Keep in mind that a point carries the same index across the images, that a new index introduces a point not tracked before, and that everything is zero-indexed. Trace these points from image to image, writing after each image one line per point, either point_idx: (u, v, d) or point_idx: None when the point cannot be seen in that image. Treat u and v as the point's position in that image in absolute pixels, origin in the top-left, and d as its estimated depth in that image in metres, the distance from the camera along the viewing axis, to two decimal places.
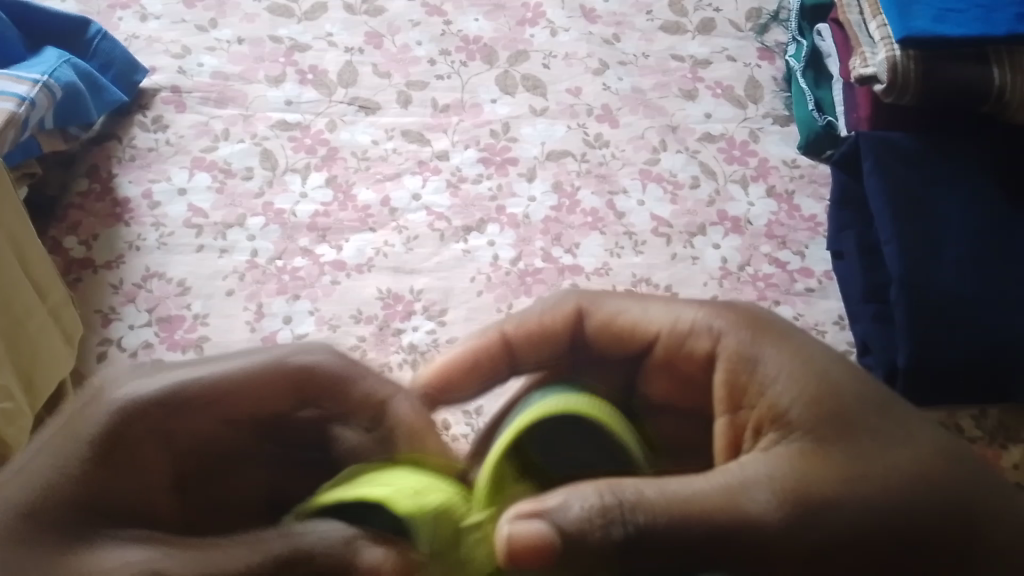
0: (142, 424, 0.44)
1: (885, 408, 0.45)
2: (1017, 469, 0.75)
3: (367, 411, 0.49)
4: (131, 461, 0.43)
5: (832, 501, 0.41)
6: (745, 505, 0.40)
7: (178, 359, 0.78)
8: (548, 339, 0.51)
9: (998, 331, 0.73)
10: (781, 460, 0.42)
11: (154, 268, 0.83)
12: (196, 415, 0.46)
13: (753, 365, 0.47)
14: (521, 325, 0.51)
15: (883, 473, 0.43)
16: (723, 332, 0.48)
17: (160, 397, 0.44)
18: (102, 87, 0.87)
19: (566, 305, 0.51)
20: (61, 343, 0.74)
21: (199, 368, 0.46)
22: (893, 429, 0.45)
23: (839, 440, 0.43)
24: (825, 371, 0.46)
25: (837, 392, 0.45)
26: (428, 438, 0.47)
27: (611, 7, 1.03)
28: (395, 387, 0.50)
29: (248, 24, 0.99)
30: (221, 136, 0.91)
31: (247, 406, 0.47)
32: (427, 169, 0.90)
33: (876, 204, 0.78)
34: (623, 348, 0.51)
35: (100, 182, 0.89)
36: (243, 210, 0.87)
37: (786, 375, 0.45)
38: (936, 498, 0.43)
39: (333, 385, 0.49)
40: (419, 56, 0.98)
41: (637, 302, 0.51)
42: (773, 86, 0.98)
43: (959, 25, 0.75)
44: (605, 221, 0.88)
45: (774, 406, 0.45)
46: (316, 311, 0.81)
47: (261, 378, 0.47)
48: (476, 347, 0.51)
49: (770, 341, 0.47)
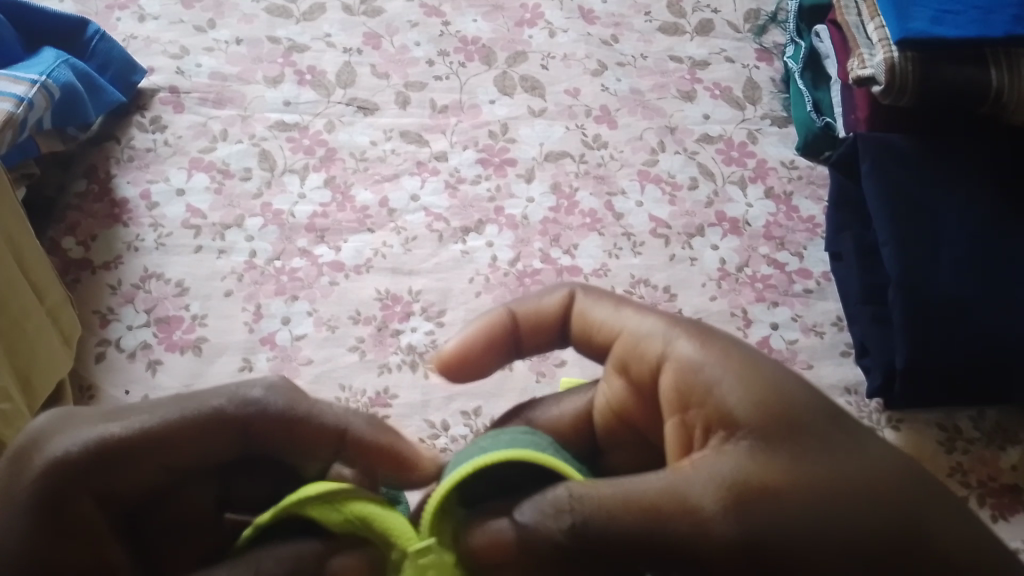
0: (79, 486, 0.41)
1: (844, 414, 0.40)
2: (1015, 470, 0.75)
3: (325, 445, 0.45)
4: (76, 528, 0.41)
5: (776, 510, 0.37)
6: (683, 506, 0.37)
7: (176, 360, 0.78)
8: (545, 326, 0.47)
9: (996, 332, 0.73)
10: (723, 466, 0.38)
11: (152, 269, 0.83)
12: (131, 471, 0.42)
13: (701, 367, 0.41)
14: (524, 308, 0.47)
15: (842, 480, 0.37)
16: (675, 329, 0.43)
17: (93, 454, 0.42)
18: (99, 88, 0.87)
19: (561, 291, 0.47)
20: (59, 343, 0.74)
21: (124, 420, 0.43)
22: (854, 435, 0.39)
23: (791, 443, 0.38)
24: (777, 370, 0.40)
25: (789, 391, 0.40)
26: (404, 447, 0.45)
27: (609, 8, 1.03)
28: (351, 417, 0.45)
29: (246, 25, 0.99)
30: (219, 137, 0.91)
31: (185, 458, 0.44)
32: (426, 170, 0.90)
33: (873, 205, 0.79)
34: (593, 346, 0.46)
35: (97, 183, 0.89)
36: (241, 211, 0.87)
37: (741, 372, 0.40)
38: (905, 507, 0.37)
39: (279, 427, 0.44)
40: (418, 57, 0.98)
41: (616, 300, 0.46)
42: (772, 88, 0.98)
43: (956, 27, 0.75)
44: (604, 222, 0.88)
45: (721, 407, 0.40)
46: (314, 312, 0.81)
47: (200, 427, 0.43)
48: (479, 324, 0.46)
49: (719, 340, 0.42)
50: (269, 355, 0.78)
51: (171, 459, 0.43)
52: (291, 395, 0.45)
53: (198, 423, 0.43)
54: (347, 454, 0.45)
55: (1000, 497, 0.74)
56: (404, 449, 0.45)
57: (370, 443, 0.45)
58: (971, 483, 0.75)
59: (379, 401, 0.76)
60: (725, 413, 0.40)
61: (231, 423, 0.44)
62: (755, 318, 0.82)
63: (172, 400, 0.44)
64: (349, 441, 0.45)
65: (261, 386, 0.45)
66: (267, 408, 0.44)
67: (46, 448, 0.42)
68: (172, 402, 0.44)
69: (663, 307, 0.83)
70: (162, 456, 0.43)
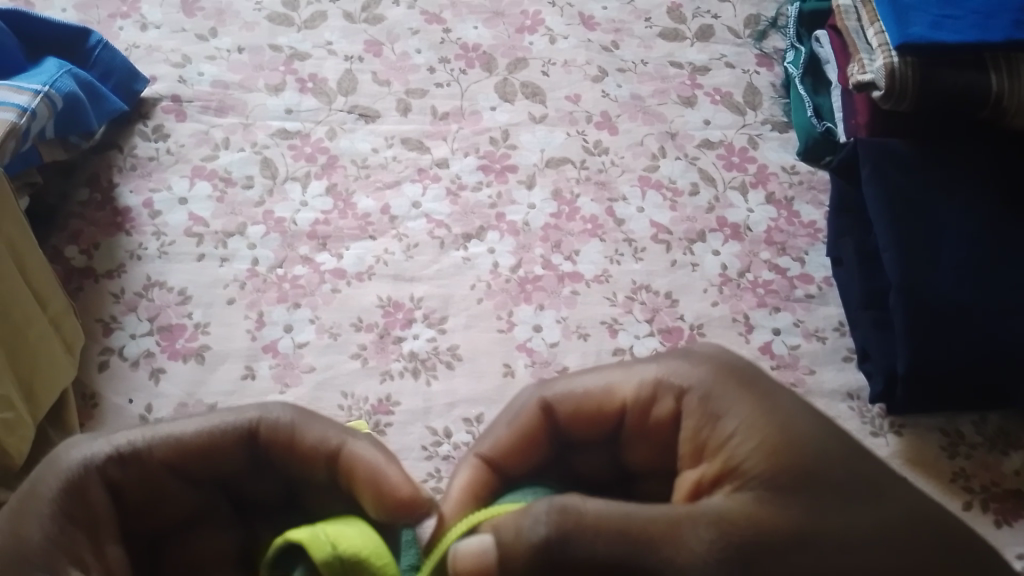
0: (98, 479, 0.45)
1: (854, 462, 0.43)
2: (1018, 475, 0.75)
3: (319, 464, 0.46)
4: (88, 519, 0.44)
5: (775, 551, 0.40)
6: (685, 537, 0.40)
7: (179, 368, 0.78)
8: (530, 443, 0.50)
9: (1000, 337, 0.73)
10: (728, 504, 0.42)
11: (154, 277, 0.83)
12: (146, 470, 0.46)
13: (717, 419, 0.46)
14: (496, 445, 0.50)
15: (838, 530, 0.41)
16: (690, 387, 0.48)
17: (113, 456, 0.45)
18: (101, 96, 0.87)
19: (529, 406, 0.51)
20: (63, 352, 0.74)
21: (145, 429, 0.46)
22: (858, 484, 0.43)
23: (795, 489, 0.42)
24: (788, 422, 0.44)
25: (800, 443, 0.43)
26: (389, 471, 0.45)
27: (610, 14, 1.04)
28: (350, 432, 0.47)
29: (248, 33, 1.00)
30: (221, 145, 0.92)
31: (197, 465, 0.47)
32: (427, 177, 0.90)
33: (874, 210, 0.79)
34: (600, 423, 0.50)
35: (100, 192, 0.89)
36: (243, 219, 0.87)
37: (751, 418, 0.45)
38: (900, 555, 0.41)
39: (284, 436, 0.47)
40: (419, 64, 0.98)
41: (609, 372, 0.51)
42: (772, 93, 0.99)
43: (955, 33, 0.75)
44: (605, 228, 0.88)
45: (731, 458, 0.44)
46: (316, 319, 0.81)
47: (213, 436, 0.46)
48: (461, 487, 0.49)
49: (744, 392, 0.46)
50: (271, 362, 0.79)
51: (184, 463, 0.46)
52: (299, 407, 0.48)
53: (213, 436, 0.46)
54: (341, 473, 0.46)
55: (1003, 501, 0.74)
56: (389, 474, 0.45)
57: (357, 463, 0.45)
58: (974, 488, 0.74)
59: (382, 407, 0.76)
60: (737, 466, 0.44)
61: (242, 430, 0.47)
62: (757, 323, 0.83)
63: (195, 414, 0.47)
64: (346, 456, 0.46)
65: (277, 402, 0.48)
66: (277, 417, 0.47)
67: (77, 443, 0.46)
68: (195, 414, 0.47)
69: (664, 312, 0.83)
70: (178, 463, 0.46)
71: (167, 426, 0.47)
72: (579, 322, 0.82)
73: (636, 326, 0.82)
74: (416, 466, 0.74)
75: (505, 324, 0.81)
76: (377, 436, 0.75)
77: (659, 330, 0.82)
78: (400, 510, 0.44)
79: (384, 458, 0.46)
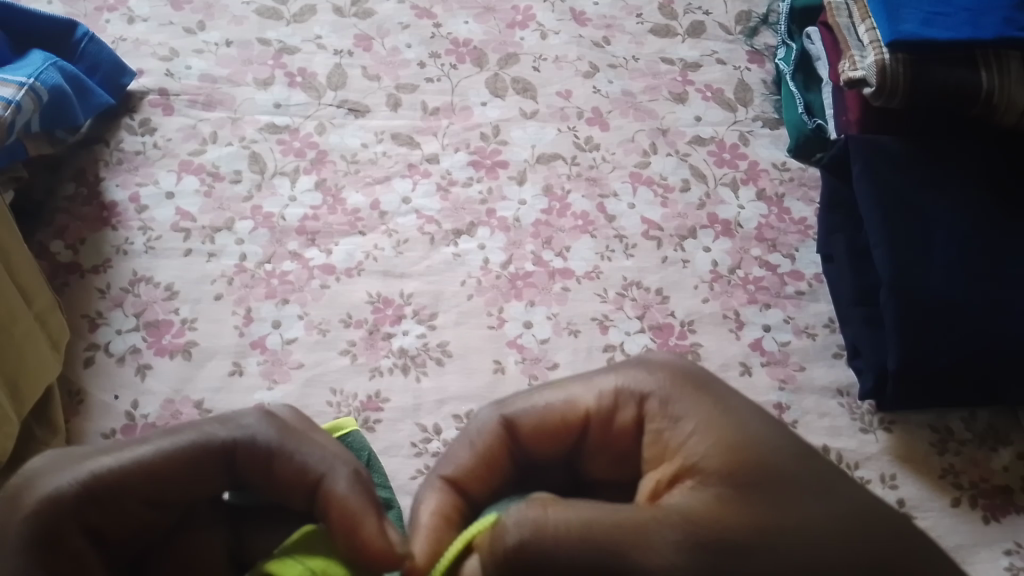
0: (71, 522, 0.41)
1: (811, 458, 0.42)
2: (1007, 471, 0.75)
3: (301, 490, 0.44)
4: (67, 567, 0.41)
5: (741, 549, 0.38)
6: (650, 539, 0.38)
7: (166, 364, 0.77)
8: (493, 464, 0.47)
9: (989, 333, 0.73)
10: (692, 504, 0.40)
11: (141, 272, 0.83)
12: (121, 506, 0.42)
13: (675, 421, 0.45)
14: (460, 467, 0.47)
15: (806, 526, 0.39)
16: (649, 392, 0.46)
17: (81, 494, 0.41)
18: (88, 90, 0.86)
19: (490, 425, 0.48)
20: (48, 348, 0.73)
21: (110, 456, 0.42)
22: (814, 477, 0.41)
23: (756, 484, 0.40)
24: (742, 423, 0.43)
25: (757, 442, 0.42)
26: (368, 524, 0.42)
27: (601, 10, 1.03)
28: (332, 462, 0.44)
29: (237, 26, 0.99)
30: (209, 140, 0.91)
31: (172, 491, 0.43)
32: (417, 173, 0.90)
33: (865, 206, 0.79)
34: (560, 439, 0.48)
35: (86, 186, 0.88)
36: (232, 214, 0.86)
37: (709, 418, 0.44)
38: (865, 546, 0.39)
39: (263, 462, 0.44)
40: (409, 58, 0.98)
41: (565, 382, 0.49)
42: (763, 90, 0.98)
43: (947, 29, 0.75)
44: (596, 225, 0.87)
45: (689, 458, 0.43)
46: (305, 315, 0.80)
47: (186, 458, 0.43)
48: (432, 512, 0.45)
49: (703, 395, 0.45)
50: (259, 359, 0.78)
51: (155, 493, 0.43)
52: (272, 426, 0.44)
53: (180, 457, 0.42)
54: (320, 506, 0.43)
55: (992, 498, 0.74)
56: (364, 530, 0.42)
57: (339, 500, 0.43)
58: (963, 484, 0.75)
59: (371, 404, 0.76)
60: (699, 470, 0.42)
61: (217, 454, 0.43)
62: (748, 320, 0.82)
63: (162, 431, 0.43)
64: (324, 489, 0.43)
65: (252, 414, 0.45)
66: (255, 440, 0.44)
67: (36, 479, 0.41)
68: (163, 434, 0.43)
69: (655, 309, 0.83)
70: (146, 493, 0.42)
71: (129, 452, 0.42)
72: (570, 318, 0.81)
73: (627, 323, 0.82)
74: (406, 463, 0.73)
75: (496, 320, 0.81)
76: (366, 432, 0.74)
77: (650, 327, 0.82)
78: (374, 563, 0.42)
79: (365, 505, 0.43)
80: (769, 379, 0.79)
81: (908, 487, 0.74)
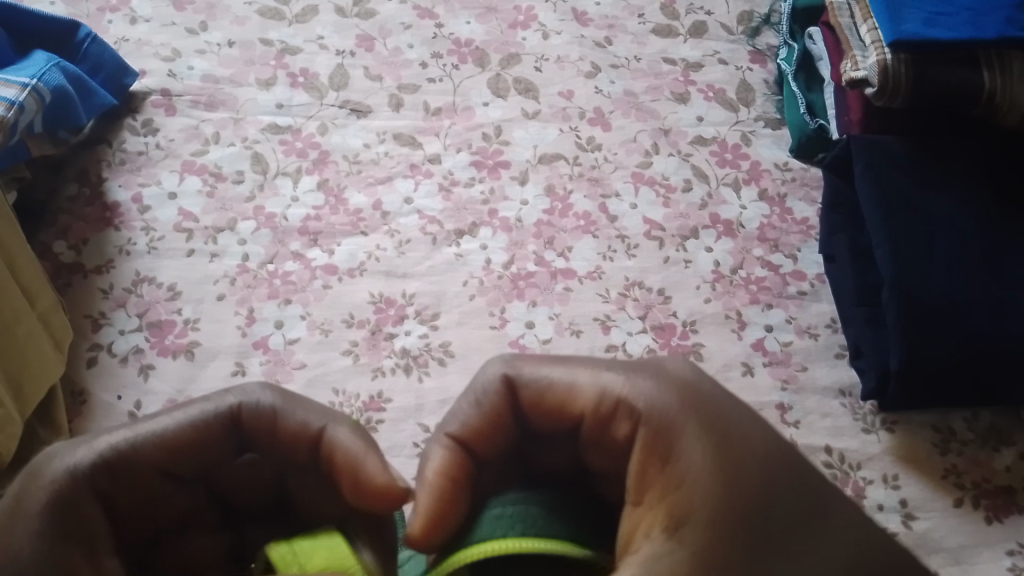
0: (90, 493, 0.37)
1: (810, 514, 0.36)
2: (1009, 471, 0.75)
3: (304, 450, 0.42)
4: (84, 532, 0.37)
5: None
6: None
7: (168, 364, 0.77)
8: (496, 426, 0.43)
9: (990, 333, 0.73)
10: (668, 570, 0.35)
11: (144, 273, 0.83)
12: (138, 477, 0.39)
13: (671, 450, 0.38)
14: (465, 426, 0.43)
15: None
16: (648, 409, 0.39)
17: (101, 463, 0.38)
18: (90, 91, 0.86)
19: (494, 387, 0.43)
20: (51, 348, 0.73)
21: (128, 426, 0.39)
22: (809, 541, 0.35)
23: (745, 551, 0.35)
24: (740, 467, 0.36)
25: (755, 496, 0.36)
26: (369, 462, 0.40)
27: (603, 10, 1.03)
28: (332, 416, 0.42)
29: (238, 27, 0.99)
30: (211, 140, 0.91)
31: (190, 463, 0.40)
32: (419, 173, 0.90)
33: (868, 207, 0.79)
34: (556, 425, 0.43)
35: (89, 187, 0.88)
36: (234, 214, 0.86)
37: (709, 453, 0.37)
38: None
39: (269, 425, 0.41)
40: (411, 59, 0.98)
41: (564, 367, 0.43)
42: (764, 90, 0.98)
43: (949, 29, 0.74)
44: (598, 225, 0.87)
45: (679, 504, 0.36)
46: (307, 316, 0.81)
47: (199, 428, 0.40)
48: (438, 471, 0.42)
49: (710, 416, 0.38)
50: (262, 359, 0.78)
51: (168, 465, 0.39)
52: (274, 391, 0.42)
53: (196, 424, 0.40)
54: (326, 460, 0.41)
55: (995, 498, 0.74)
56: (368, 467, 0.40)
57: (340, 447, 0.41)
58: (965, 484, 0.75)
59: (374, 405, 0.76)
60: (686, 518, 0.36)
61: (227, 421, 0.40)
62: (750, 320, 0.83)
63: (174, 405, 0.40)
64: (327, 441, 0.41)
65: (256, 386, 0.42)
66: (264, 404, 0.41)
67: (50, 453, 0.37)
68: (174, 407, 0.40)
69: (657, 309, 0.83)
70: (156, 463, 0.39)
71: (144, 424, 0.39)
72: (572, 319, 0.82)
73: (629, 323, 0.82)
74: (409, 463, 0.74)
75: (498, 321, 0.81)
76: (368, 433, 0.75)
77: (652, 327, 0.82)
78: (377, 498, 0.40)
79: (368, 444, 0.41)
80: (771, 379, 0.79)
81: (911, 487, 0.74)
